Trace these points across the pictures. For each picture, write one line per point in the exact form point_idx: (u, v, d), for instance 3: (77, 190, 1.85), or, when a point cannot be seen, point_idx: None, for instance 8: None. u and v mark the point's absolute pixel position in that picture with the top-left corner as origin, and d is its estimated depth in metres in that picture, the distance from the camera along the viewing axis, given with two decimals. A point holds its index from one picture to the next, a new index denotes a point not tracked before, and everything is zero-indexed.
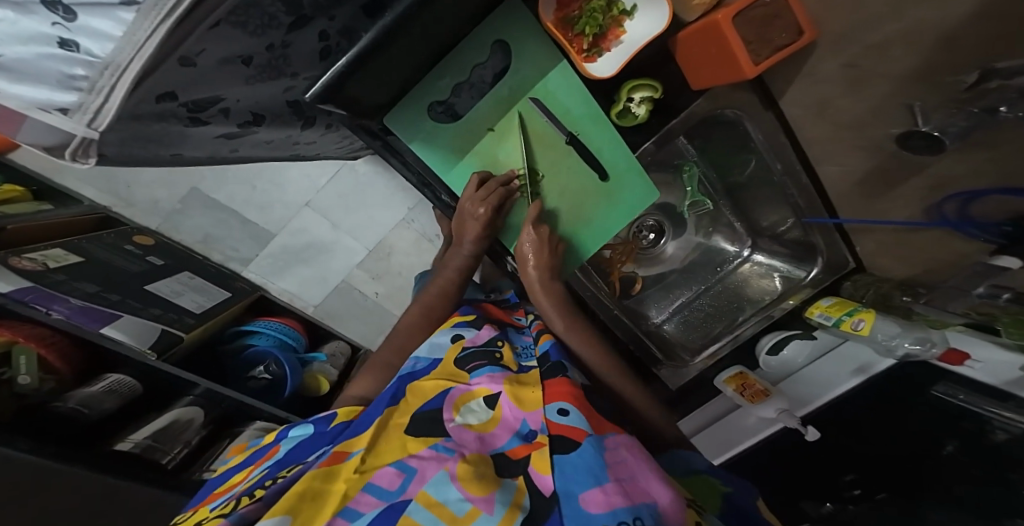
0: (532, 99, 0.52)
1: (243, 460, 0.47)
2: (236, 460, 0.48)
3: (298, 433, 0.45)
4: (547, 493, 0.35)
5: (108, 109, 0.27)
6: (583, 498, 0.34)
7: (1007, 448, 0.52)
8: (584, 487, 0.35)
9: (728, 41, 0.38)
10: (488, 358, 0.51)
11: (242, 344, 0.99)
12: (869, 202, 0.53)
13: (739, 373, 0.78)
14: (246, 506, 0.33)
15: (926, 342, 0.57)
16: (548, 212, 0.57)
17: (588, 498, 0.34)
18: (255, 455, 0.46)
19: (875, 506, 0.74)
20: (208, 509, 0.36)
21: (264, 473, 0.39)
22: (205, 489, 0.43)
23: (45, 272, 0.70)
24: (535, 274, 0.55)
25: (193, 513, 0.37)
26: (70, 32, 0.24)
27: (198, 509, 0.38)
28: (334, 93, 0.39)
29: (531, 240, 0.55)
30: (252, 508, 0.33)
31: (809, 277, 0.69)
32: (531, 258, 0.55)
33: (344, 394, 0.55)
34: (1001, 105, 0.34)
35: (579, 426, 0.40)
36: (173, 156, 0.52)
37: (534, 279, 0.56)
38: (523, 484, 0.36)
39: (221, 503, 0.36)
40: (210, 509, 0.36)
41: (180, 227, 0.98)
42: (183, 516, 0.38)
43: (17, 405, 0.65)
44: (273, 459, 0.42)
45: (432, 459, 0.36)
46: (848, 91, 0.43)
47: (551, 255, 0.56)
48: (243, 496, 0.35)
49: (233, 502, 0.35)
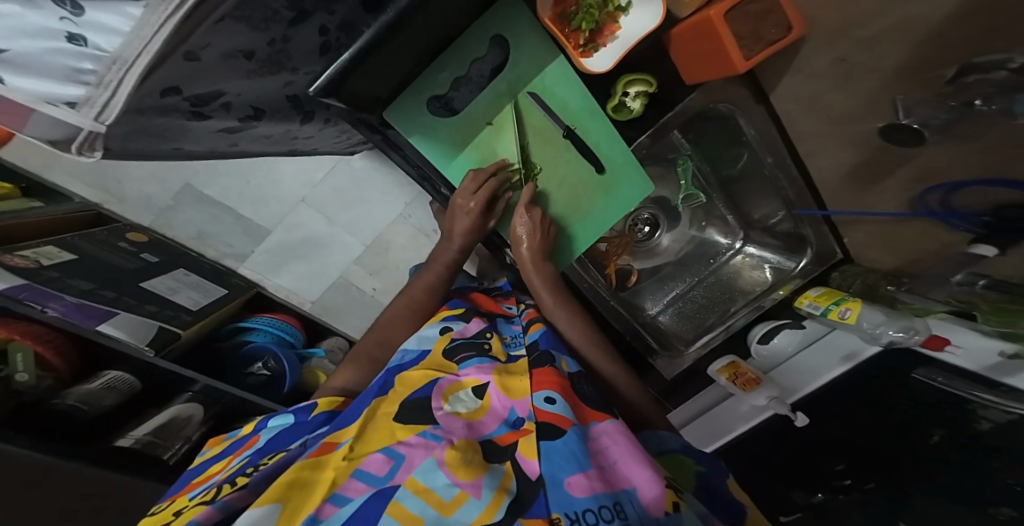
0: (531, 93, 0.53)
1: (220, 452, 0.47)
2: (215, 451, 0.48)
3: (279, 422, 0.45)
4: (531, 477, 0.36)
5: (115, 103, 0.27)
6: (568, 482, 0.35)
7: (991, 437, 0.53)
8: (568, 471, 0.36)
9: (722, 36, 0.39)
10: (476, 349, 0.52)
11: (240, 340, 0.99)
12: (858, 194, 0.55)
13: (731, 362, 0.81)
14: (228, 494, 0.34)
15: (910, 330, 0.60)
16: (540, 194, 0.58)
17: (572, 482, 0.35)
18: (234, 446, 0.46)
19: (862, 497, 0.76)
20: (189, 497, 0.37)
21: (245, 462, 0.40)
22: (183, 479, 0.44)
23: (38, 269, 0.69)
24: (527, 252, 0.56)
25: (170, 503, 0.38)
26: (79, 28, 0.24)
27: (175, 500, 0.38)
28: (336, 88, 0.40)
29: (524, 222, 0.56)
30: (236, 496, 0.34)
31: (799, 267, 0.71)
32: (524, 239, 0.56)
33: (328, 386, 0.54)
34: (977, 98, 0.36)
35: (564, 414, 0.41)
36: (174, 150, 0.52)
37: (527, 258, 0.57)
38: (509, 468, 0.37)
39: (202, 491, 0.37)
40: (187, 498, 0.37)
41: (173, 224, 0.97)
42: (160, 506, 0.38)
43: (15, 402, 0.65)
44: (253, 448, 0.43)
45: (420, 446, 0.37)
46: (837, 85, 0.45)
47: (543, 240, 0.56)
48: (226, 484, 0.36)
49: (215, 490, 0.35)
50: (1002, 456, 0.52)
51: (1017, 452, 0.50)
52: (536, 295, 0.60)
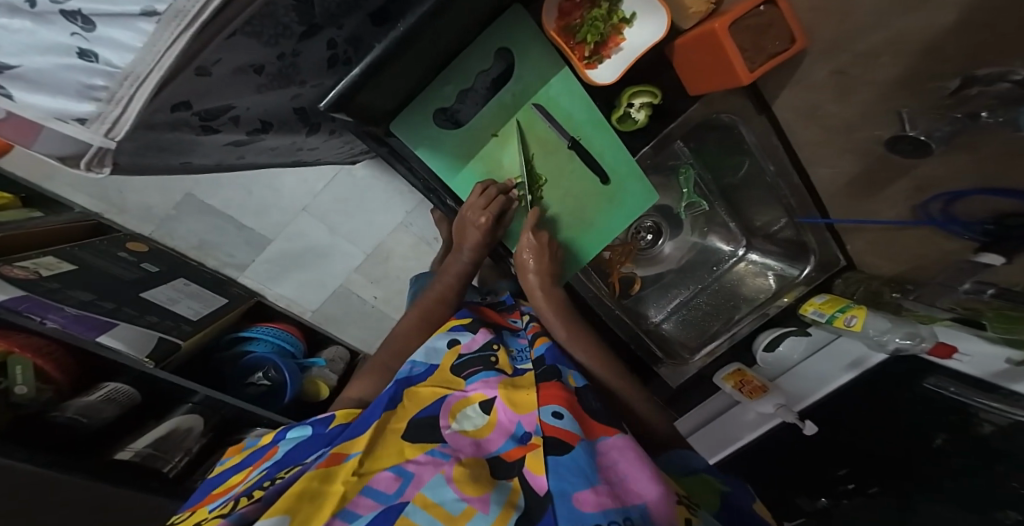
0: (536, 105, 0.53)
1: (240, 461, 0.47)
2: (234, 461, 0.47)
3: (297, 434, 0.45)
4: (540, 493, 0.36)
5: (126, 119, 0.27)
6: (577, 498, 0.34)
7: (993, 441, 0.54)
8: (577, 486, 0.35)
9: (725, 48, 0.40)
10: (483, 364, 0.51)
11: (240, 351, 0.97)
12: (859, 202, 0.55)
13: (737, 370, 0.80)
14: (246, 507, 0.33)
15: (916, 337, 0.61)
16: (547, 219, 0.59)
17: (582, 497, 0.34)
18: (253, 456, 0.46)
19: (867, 500, 0.75)
20: (208, 509, 0.36)
21: (263, 474, 0.39)
22: (204, 488, 0.43)
23: (38, 280, 0.68)
24: (534, 278, 0.57)
25: (191, 514, 0.37)
26: (91, 43, 0.24)
27: (195, 510, 0.38)
28: (346, 102, 0.40)
29: (530, 245, 0.57)
30: (251, 509, 0.33)
31: (803, 275, 0.71)
32: (530, 264, 0.57)
33: (345, 397, 0.55)
34: (983, 110, 0.36)
35: (574, 430, 0.40)
36: (182, 164, 0.52)
37: (534, 285, 0.57)
38: (518, 485, 0.37)
39: (220, 503, 0.36)
40: (208, 509, 0.36)
41: (174, 234, 0.95)
42: (181, 516, 0.38)
43: (13, 415, 0.63)
44: (271, 460, 0.42)
45: (428, 464, 0.37)
46: (836, 97, 0.45)
47: (551, 261, 0.57)
48: (243, 497, 0.35)
49: (232, 503, 0.34)
50: (1004, 461, 0.53)
51: (1019, 456, 0.51)
52: (546, 323, 0.59)
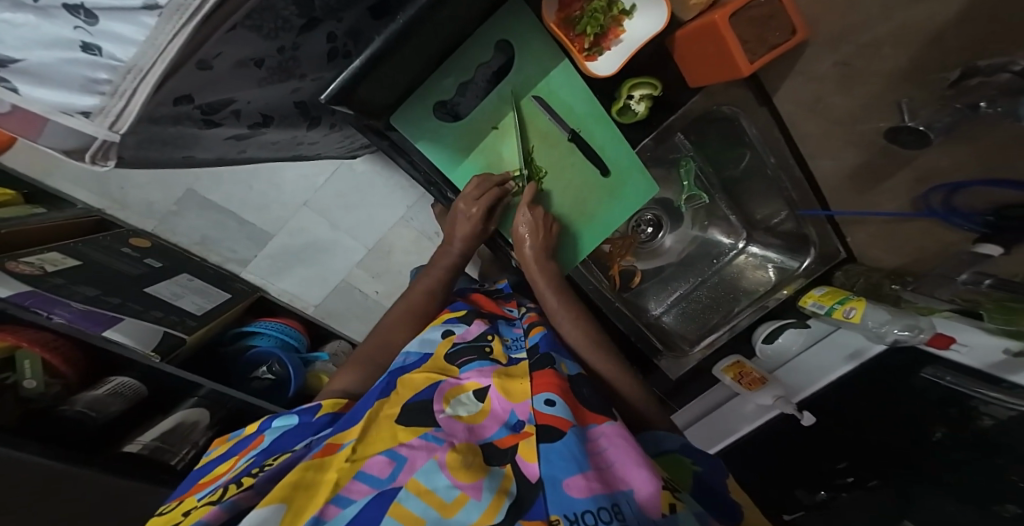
0: (536, 97, 0.53)
1: (226, 451, 0.46)
2: (220, 451, 0.47)
3: (281, 423, 0.44)
4: (531, 480, 0.36)
5: (131, 111, 0.28)
6: (566, 484, 0.35)
7: (992, 434, 0.54)
8: (567, 472, 0.36)
9: (727, 40, 0.40)
10: (477, 353, 0.52)
11: (241, 345, 0.98)
12: (860, 195, 0.55)
13: (736, 362, 0.81)
14: (236, 494, 0.33)
15: (915, 329, 0.60)
16: (544, 194, 0.58)
17: (571, 483, 0.35)
18: (238, 446, 0.45)
19: (866, 493, 0.76)
20: (196, 498, 0.36)
21: (250, 462, 0.39)
22: (188, 480, 0.43)
23: (44, 276, 0.69)
24: (530, 252, 0.56)
25: (177, 504, 0.37)
26: (94, 37, 0.25)
27: (182, 500, 0.38)
28: (347, 96, 0.41)
29: (527, 220, 0.56)
30: (243, 496, 0.33)
31: (803, 267, 0.71)
32: (527, 239, 0.56)
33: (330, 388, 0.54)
34: (983, 100, 0.36)
35: (565, 416, 0.41)
36: (184, 158, 0.52)
37: (530, 258, 0.56)
38: (510, 471, 0.37)
39: (209, 492, 0.36)
40: (196, 499, 0.36)
41: (176, 230, 0.96)
42: (168, 507, 0.38)
43: (23, 408, 0.64)
44: (257, 448, 0.41)
45: (421, 448, 0.37)
46: (838, 88, 0.45)
47: (547, 238, 0.56)
48: (231, 485, 0.35)
49: (221, 491, 0.35)
50: (1003, 453, 0.53)
51: (1020, 449, 0.50)
52: (540, 297, 0.59)
